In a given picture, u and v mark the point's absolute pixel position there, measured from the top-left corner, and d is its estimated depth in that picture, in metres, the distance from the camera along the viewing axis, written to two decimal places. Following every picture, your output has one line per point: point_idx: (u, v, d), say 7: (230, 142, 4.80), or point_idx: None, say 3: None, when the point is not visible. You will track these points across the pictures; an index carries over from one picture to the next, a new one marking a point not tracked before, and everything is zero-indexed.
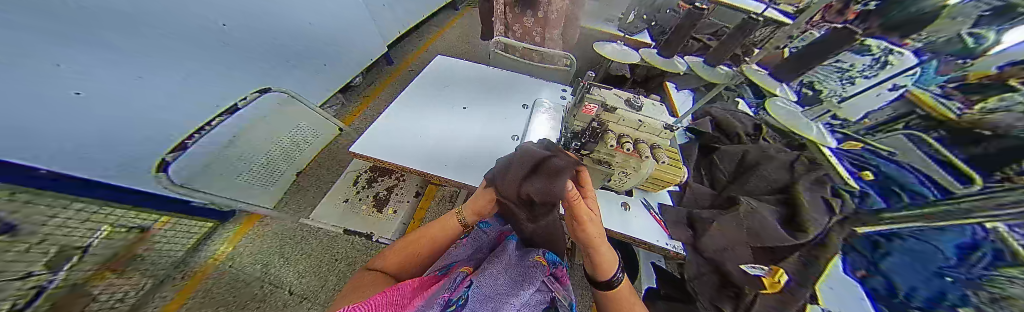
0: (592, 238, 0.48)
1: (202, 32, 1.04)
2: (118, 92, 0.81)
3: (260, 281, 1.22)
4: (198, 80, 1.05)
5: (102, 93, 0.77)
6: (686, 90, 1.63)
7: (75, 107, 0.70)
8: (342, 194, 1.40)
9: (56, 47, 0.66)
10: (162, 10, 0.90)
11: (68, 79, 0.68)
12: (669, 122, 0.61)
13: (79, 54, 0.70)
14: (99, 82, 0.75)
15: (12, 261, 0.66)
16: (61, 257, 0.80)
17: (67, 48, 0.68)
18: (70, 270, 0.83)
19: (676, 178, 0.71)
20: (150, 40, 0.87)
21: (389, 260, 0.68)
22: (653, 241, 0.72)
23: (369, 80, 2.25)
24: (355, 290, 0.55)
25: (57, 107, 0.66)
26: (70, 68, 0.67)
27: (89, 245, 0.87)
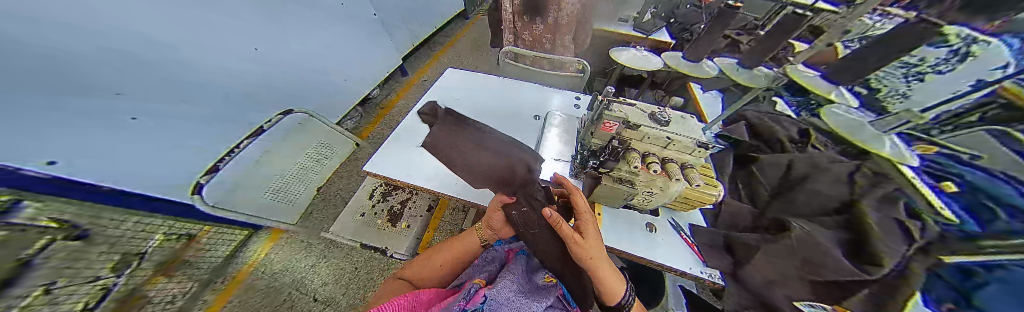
0: (589, 257, 0.48)
1: (240, 57, 1.17)
2: (168, 115, 0.93)
3: (286, 288, 1.28)
4: (234, 100, 1.17)
5: (152, 115, 0.89)
6: (713, 90, 1.49)
7: (123, 128, 0.81)
8: (360, 207, 1.51)
9: (117, 76, 0.78)
10: (209, 39, 1.04)
11: (117, 103, 0.79)
12: (703, 139, 0.53)
13: (137, 82, 0.83)
14: (151, 106, 0.88)
15: (76, 267, 0.74)
16: (122, 263, 0.87)
17: (126, 77, 0.80)
18: (127, 275, 0.90)
19: (710, 199, 0.63)
20: (191, 67, 0.98)
21: (413, 271, 0.73)
22: (687, 270, 0.64)
23: (385, 92, 2.34)
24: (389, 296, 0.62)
25: (102, 127, 0.75)
26: (84, 96, 0.70)
27: (144, 252, 0.94)
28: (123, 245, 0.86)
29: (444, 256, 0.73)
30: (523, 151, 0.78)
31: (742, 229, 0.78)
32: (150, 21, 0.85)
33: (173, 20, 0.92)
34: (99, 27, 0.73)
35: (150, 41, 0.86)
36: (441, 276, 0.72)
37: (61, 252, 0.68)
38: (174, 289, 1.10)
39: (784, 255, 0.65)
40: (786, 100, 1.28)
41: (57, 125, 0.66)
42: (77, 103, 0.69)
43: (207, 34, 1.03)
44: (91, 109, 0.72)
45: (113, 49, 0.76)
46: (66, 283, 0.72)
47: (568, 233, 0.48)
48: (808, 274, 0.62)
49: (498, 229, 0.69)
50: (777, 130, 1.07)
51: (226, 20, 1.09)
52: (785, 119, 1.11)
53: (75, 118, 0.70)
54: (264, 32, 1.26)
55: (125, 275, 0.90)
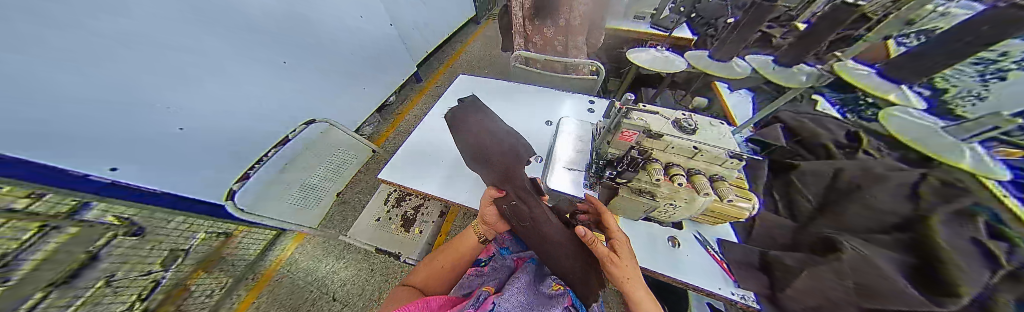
0: (626, 279, 0.46)
1: (273, 70, 1.24)
2: (208, 124, 1.02)
3: (308, 287, 1.35)
4: (268, 110, 1.26)
5: (195, 125, 0.97)
6: (742, 90, 1.39)
7: (168, 137, 0.89)
8: (376, 212, 1.53)
9: (160, 90, 0.85)
10: (246, 53, 1.11)
11: (162, 115, 0.87)
12: (736, 149, 0.48)
13: (180, 96, 0.91)
14: (192, 117, 0.96)
15: (138, 256, 1.04)
16: (169, 257, 1.12)
17: (172, 92, 0.89)
18: (175, 268, 1.13)
19: (739, 212, 0.58)
20: (227, 80, 1.06)
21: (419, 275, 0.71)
22: (716, 290, 0.59)
23: (401, 98, 2.42)
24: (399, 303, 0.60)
25: (148, 137, 0.83)
26: (126, 107, 0.77)
27: (188, 249, 1.18)
28: (168, 243, 1.13)
29: (440, 257, 0.74)
30: (517, 146, 0.80)
31: (778, 245, 0.70)
32: (192, 39, 0.93)
33: (214, 37, 0.99)
34: (143, 46, 0.79)
35: (191, 55, 0.93)
36: (444, 280, 0.71)
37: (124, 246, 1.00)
38: (213, 282, 1.24)
39: (833, 278, 0.56)
40: (830, 99, 1.16)
41: (105, 138, 0.74)
42: (122, 115, 0.77)
43: (244, 49, 1.11)
44: (138, 121, 0.81)
45: (161, 67, 0.85)
46: (125, 275, 1.01)
47: (602, 253, 0.48)
48: (868, 301, 0.51)
49: (493, 224, 0.67)
50: (821, 134, 0.97)
51: (261, 35, 1.16)
52: (831, 121, 1.00)
53: (122, 130, 0.77)
54: (297, 45, 1.34)
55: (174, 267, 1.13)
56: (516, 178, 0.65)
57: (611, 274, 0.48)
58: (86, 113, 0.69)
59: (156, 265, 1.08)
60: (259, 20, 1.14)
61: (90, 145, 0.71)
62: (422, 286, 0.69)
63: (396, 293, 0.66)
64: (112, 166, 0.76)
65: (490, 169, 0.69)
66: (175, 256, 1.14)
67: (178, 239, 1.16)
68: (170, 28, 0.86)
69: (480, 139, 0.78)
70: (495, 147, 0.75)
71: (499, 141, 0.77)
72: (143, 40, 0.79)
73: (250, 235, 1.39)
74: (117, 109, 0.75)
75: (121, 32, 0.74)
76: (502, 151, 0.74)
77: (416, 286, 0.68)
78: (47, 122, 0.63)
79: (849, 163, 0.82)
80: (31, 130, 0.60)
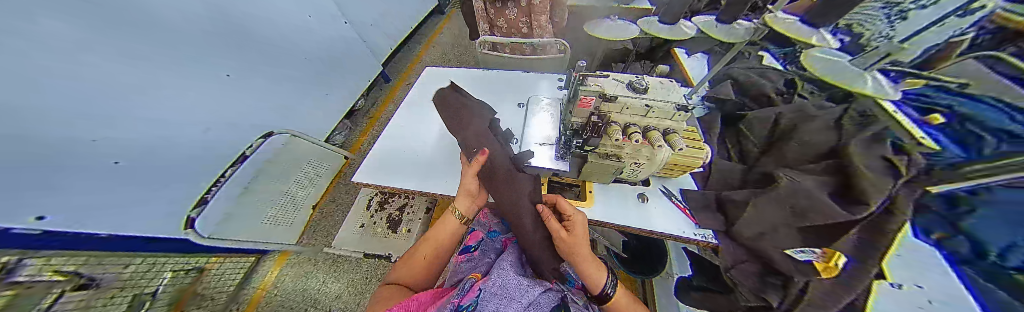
0: (574, 251, 0.57)
1: (216, 84, 1.11)
2: (156, 155, 0.91)
3: (303, 305, 1.33)
4: (222, 131, 1.14)
5: (139, 157, 0.86)
6: (698, 54, 1.49)
7: (109, 175, 0.79)
8: (359, 219, 1.52)
9: (94, 123, 0.74)
10: (176, 68, 0.98)
11: (100, 151, 0.76)
12: (682, 102, 0.52)
13: (119, 126, 0.80)
14: (135, 149, 0.85)
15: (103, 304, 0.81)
16: (135, 305, 0.92)
17: (108, 123, 0.77)
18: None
19: (694, 162, 0.65)
20: (170, 101, 0.95)
21: (402, 272, 0.70)
22: (681, 233, 0.68)
23: (370, 102, 2.30)
24: (383, 302, 0.60)
25: (89, 177, 0.74)
26: (71, 146, 0.69)
27: (156, 290, 1.00)
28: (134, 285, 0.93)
29: (422, 244, 0.73)
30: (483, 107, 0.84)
31: (730, 187, 0.80)
32: (115, 59, 0.80)
33: (136, 52, 0.86)
34: (71, 72, 0.70)
35: (123, 77, 0.82)
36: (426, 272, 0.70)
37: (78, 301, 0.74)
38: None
39: (773, 204, 0.63)
40: (772, 54, 1.27)
41: (43, 184, 0.65)
42: (60, 157, 0.68)
43: (174, 63, 0.97)
44: (74, 162, 0.70)
45: (89, 97, 0.73)
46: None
47: (557, 229, 0.57)
48: (798, 219, 0.59)
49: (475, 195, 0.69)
50: (764, 85, 1.07)
51: (188, 45, 1.02)
52: (773, 71, 1.09)
53: (60, 174, 0.68)
54: (235, 54, 1.20)
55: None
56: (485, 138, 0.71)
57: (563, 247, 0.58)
58: (24, 158, 0.61)
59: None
60: (181, 29, 1.00)
61: (30, 195, 0.63)
62: (407, 283, 0.68)
63: (381, 291, 0.67)
64: (36, 214, 0.63)
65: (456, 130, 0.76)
66: (141, 300, 0.94)
67: (142, 281, 0.96)
68: (87, 48, 0.74)
69: (449, 102, 0.82)
70: (461, 110, 0.78)
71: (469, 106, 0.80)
72: (59, 63, 0.68)
73: (226, 265, 1.32)
74: (51, 151, 0.66)
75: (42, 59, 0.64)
76: (466, 111, 0.78)
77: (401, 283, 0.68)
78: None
79: (787, 107, 0.91)
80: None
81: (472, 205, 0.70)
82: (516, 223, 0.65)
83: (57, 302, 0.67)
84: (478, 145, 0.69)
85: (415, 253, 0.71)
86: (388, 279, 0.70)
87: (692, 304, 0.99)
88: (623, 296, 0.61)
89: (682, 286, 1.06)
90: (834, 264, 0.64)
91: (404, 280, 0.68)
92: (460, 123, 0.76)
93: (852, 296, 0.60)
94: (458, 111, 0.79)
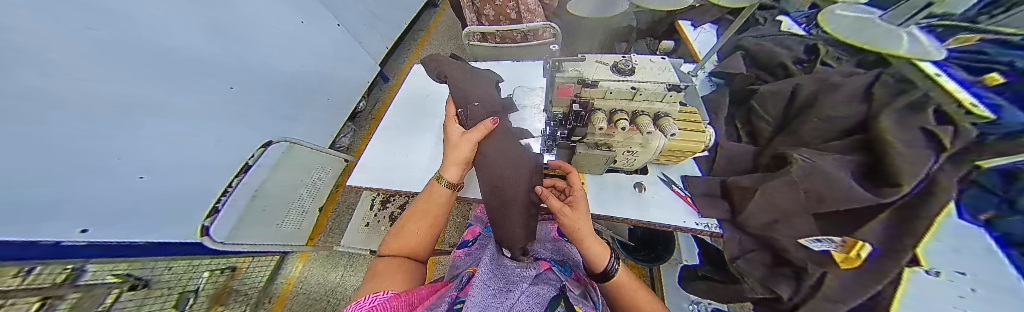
0: (576, 229, 0.49)
1: (223, 98, 1.11)
2: (178, 170, 0.92)
3: (325, 298, 1.48)
4: (233, 141, 1.15)
5: (162, 173, 0.87)
6: (706, 24, 1.37)
7: (136, 190, 0.80)
8: (364, 218, 1.62)
9: (126, 144, 0.76)
10: (187, 86, 0.97)
11: (133, 171, 0.79)
12: (673, 82, 0.47)
13: (141, 142, 0.80)
14: (160, 164, 0.86)
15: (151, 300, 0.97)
16: (181, 300, 1.06)
17: (140, 145, 0.80)
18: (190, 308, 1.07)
19: (696, 146, 0.60)
20: (186, 118, 0.96)
21: (399, 245, 0.58)
22: (681, 223, 0.65)
23: (372, 103, 2.36)
24: (383, 277, 0.49)
25: (132, 196, 0.79)
26: (120, 171, 0.75)
27: (197, 288, 1.13)
28: (175, 287, 1.06)
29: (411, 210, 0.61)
30: (484, 72, 0.89)
31: (740, 172, 0.74)
32: (129, 81, 0.79)
33: (145, 71, 0.84)
34: (103, 95, 0.71)
35: (139, 98, 0.81)
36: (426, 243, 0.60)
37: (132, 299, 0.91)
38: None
39: (786, 189, 0.57)
40: (793, 17, 1.13)
41: (69, 205, 0.64)
42: (99, 178, 0.70)
43: (186, 80, 0.97)
44: (120, 184, 0.76)
45: (116, 121, 0.74)
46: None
47: (558, 206, 0.50)
48: (817, 206, 0.55)
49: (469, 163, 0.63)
50: (780, 54, 0.96)
51: (192, 64, 1.00)
52: (791, 39, 0.98)
53: (91, 193, 0.69)
54: (235, 66, 1.17)
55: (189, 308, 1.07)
56: (489, 101, 0.74)
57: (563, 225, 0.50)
58: (88, 186, 0.68)
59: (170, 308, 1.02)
60: (186, 48, 0.99)
61: (59, 218, 0.63)
62: (409, 255, 0.57)
63: (376, 264, 0.56)
64: (79, 227, 0.66)
65: (459, 88, 0.77)
66: (187, 297, 1.08)
67: (180, 282, 1.09)
68: (107, 74, 0.74)
69: (457, 66, 0.86)
70: (463, 76, 0.82)
71: (469, 73, 0.84)
72: (79, 90, 0.66)
73: (256, 264, 1.46)
74: (88, 172, 0.67)
75: (75, 89, 0.66)
76: (464, 75, 0.82)
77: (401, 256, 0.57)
78: (43, 195, 0.59)
79: (805, 77, 0.81)
80: (30, 208, 0.56)
81: (461, 174, 0.61)
82: (502, 195, 0.58)
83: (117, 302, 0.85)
84: (481, 105, 0.71)
85: (411, 225, 0.59)
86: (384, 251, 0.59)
87: (704, 296, 0.96)
88: (625, 276, 0.54)
89: (686, 277, 1.03)
90: (855, 255, 0.58)
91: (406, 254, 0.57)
92: (462, 88, 0.77)
93: (871, 290, 0.55)
94: (459, 75, 0.82)
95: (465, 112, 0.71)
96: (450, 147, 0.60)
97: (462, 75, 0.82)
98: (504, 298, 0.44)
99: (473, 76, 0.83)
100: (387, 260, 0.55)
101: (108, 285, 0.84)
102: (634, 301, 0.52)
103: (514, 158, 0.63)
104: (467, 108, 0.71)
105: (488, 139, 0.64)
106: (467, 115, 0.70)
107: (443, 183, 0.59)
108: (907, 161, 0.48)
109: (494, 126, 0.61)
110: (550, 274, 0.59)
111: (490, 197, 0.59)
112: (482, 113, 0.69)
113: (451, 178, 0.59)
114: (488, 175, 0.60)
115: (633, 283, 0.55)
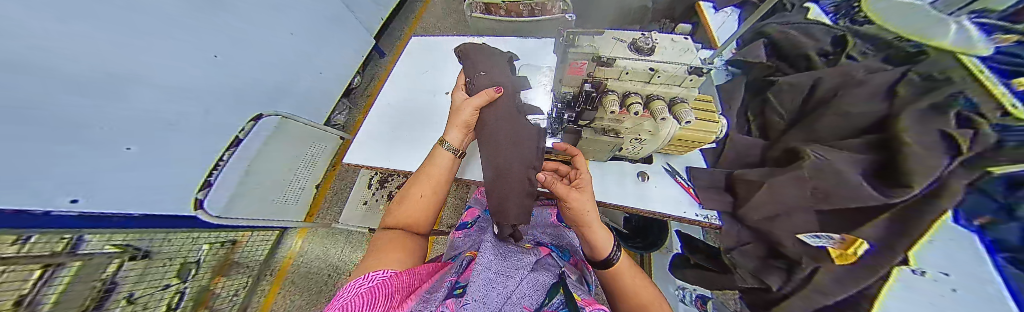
0: (583, 211, 0.49)
1: (207, 68, 1.02)
2: (167, 141, 0.88)
3: (326, 271, 1.55)
4: (223, 112, 1.09)
5: (148, 143, 0.83)
6: (728, 8, 1.29)
7: (120, 160, 0.76)
8: (361, 197, 1.64)
9: (113, 113, 0.71)
10: (170, 54, 0.88)
11: (120, 141, 0.75)
12: (695, 64, 0.43)
13: (130, 113, 0.76)
14: (146, 135, 0.82)
15: (148, 269, 1.07)
16: (182, 271, 1.19)
17: (129, 115, 0.76)
18: (191, 279, 1.22)
19: (708, 137, 0.58)
20: (174, 87, 0.89)
21: (401, 216, 0.56)
22: (682, 214, 0.66)
23: (368, 78, 2.26)
24: (384, 253, 0.47)
25: (114, 165, 0.75)
26: (109, 141, 0.72)
27: (197, 259, 1.24)
28: (175, 258, 1.16)
29: (415, 181, 0.59)
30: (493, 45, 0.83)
31: (746, 165, 0.74)
32: (112, 48, 0.71)
33: (127, 37, 0.75)
34: (89, 62, 0.65)
35: (123, 67, 0.74)
36: (427, 219, 0.58)
37: (134, 267, 1.02)
38: (236, 283, 1.41)
39: (793, 185, 0.56)
40: (822, 5, 1.05)
41: (50, 177, 0.61)
42: (88, 148, 0.67)
43: (171, 46, 0.88)
44: (107, 154, 0.72)
45: (105, 91, 0.69)
46: (144, 285, 1.06)
47: (563, 191, 0.49)
48: (818, 203, 0.55)
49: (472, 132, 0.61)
50: (805, 44, 0.90)
51: (176, 29, 0.90)
52: (818, 27, 0.92)
53: (75, 163, 0.66)
54: (220, 33, 1.06)
55: (191, 278, 1.22)
56: (497, 71, 0.69)
57: (570, 209, 0.49)
58: (74, 157, 0.65)
59: (170, 279, 1.15)
60: (166, 10, 0.87)
61: (38, 191, 0.60)
62: (409, 228, 0.56)
63: (378, 238, 0.54)
64: (70, 197, 0.67)
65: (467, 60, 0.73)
66: (188, 268, 1.21)
67: (181, 253, 1.18)
68: (96, 40, 0.67)
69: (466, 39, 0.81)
70: (472, 47, 0.76)
71: (477, 45, 0.79)
72: (67, 58, 0.61)
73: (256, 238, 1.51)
74: (74, 145, 0.64)
75: (67, 55, 0.61)
76: (471, 46, 0.76)
77: (404, 228, 0.55)
78: (27, 168, 0.56)
79: (829, 70, 0.75)
80: (12, 183, 0.54)
81: (462, 140, 0.60)
82: (502, 167, 0.54)
83: (119, 269, 0.98)
84: (489, 75, 0.67)
85: (412, 192, 0.57)
86: (386, 223, 0.57)
87: (693, 281, 1.01)
88: (624, 263, 0.54)
89: (677, 263, 1.07)
90: (852, 252, 0.58)
91: (408, 226, 0.56)
92: (471, 59, 0.73)
93: (863, 283, 0.57)
94: (468, 46, 0.77)
95: (471, 82, 0.68)
96: (454, 116, 0.59)
97: (471, 47, 0.76)
98: (506, 282, 0.46)
99: (482, 47, 0.77)
100: (390, 234, 0.54)
101: (108, 255, 0.94)
102: (630, 285, 0.53)
103: (518, 131, 0.57)
104: (473, 79, 0.68)
105: (494, 111, 0.61)
106: (474, 85, 0.67)
107: (444, 146, 0.59)
108: (921, 162, 0.46)
109: (499, 95, 0.60)
110: (549, 260, 0.61)
111: (490, 172, 0.55)
112: (488, 83, 0.65)
113: (456, 144, 0.60)
114: (489, 148, 0.57)
115: (632, 270, 0.55)
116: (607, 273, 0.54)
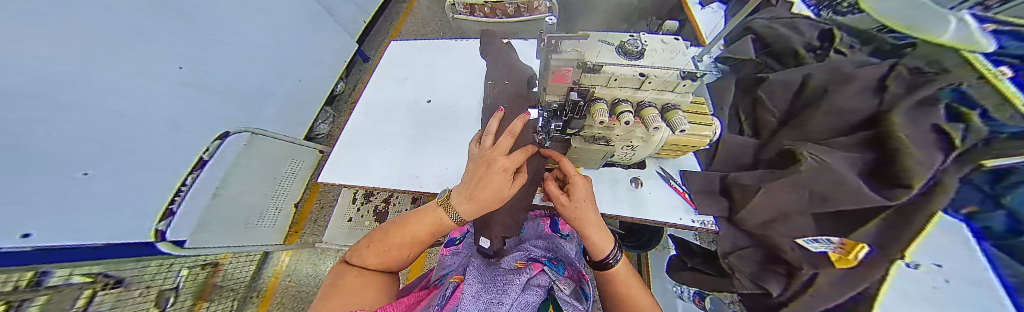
0: (576, 219, 0.47)
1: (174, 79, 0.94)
2: (127, 164, 0.79)
3: (314, 290, 1.48)
4: (189, 129, 0.99)
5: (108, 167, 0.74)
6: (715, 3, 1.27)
7: (77, 188, 0.68)
8: (347, 213, 1.57)
9: (64, 137, 0.63)
10: (133, 66, 0.81)
11: (72, 166, 0.66)
12: (688, 68, 0.39)
13: (81, 134, 0.67)
14: (105, 156, 0.73)
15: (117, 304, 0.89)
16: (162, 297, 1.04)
17: (81, 137, 0.67)
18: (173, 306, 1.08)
19: (699, 140, 0.56)
20: (133, 102, 0.80)
21: (376, 258, 0.44)
22: (679, 220, 0.64)
23: (351, 85, 2.17)
24: (350, 291, 0.38)
25: (67, 194, 0.66)
26: (61, 167, 0.63)
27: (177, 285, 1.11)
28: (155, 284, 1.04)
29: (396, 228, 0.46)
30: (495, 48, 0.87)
31: (739, 167, 0.73)
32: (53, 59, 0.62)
33: (69, 46, 0.66)
34: (38, 79, 0.58)
35: (68, 82, 0.64)
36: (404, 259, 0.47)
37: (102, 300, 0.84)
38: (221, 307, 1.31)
39: (788, 189, 0.55)
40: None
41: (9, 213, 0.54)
42: (44, 179, 0.60)
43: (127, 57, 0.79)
44: (61, 183, 0.64)
45: (53, 111, 0.61)
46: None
47: (557, 197, 0.47)
48: (817, 206, 0.53)
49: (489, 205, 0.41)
50: (791, 39, 0.90)
51: (138, 37, 0.83)
52: (804, 20, 0.90)
53: (31, 195, 0.58)
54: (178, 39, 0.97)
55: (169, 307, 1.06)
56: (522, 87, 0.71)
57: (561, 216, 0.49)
58: (28, 189, 0.57)
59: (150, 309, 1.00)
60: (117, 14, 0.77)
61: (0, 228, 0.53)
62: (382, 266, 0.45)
63: (338, 275, 0.44)
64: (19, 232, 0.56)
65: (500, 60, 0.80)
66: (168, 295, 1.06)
67: (157, 279, 1.06)
68: (44, 53, 0.60)
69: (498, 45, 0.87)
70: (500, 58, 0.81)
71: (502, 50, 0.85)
72: (15, 76, 0.54)
73: (238, 259, 1.42)
74: (33, 172, 0.57)
75: (23, 80, 0.55)
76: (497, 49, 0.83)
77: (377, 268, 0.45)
78: None
79: (817, 65, 0.74)
80: None
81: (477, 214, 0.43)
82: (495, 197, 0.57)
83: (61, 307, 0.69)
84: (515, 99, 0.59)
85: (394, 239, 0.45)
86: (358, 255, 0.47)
87: (689, 284, 0.99)
88: (625, 269, 0.50)
89: (675, 265, 1.04)
90: (852, 256, 0.58)
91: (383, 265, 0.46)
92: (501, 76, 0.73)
93: (863, 285, 0.56)
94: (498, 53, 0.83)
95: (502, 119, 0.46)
96: (477, 181, 0.38)
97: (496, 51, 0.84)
98: (495, 303, 0.43)
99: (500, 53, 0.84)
100: (354, 270, 0.44)
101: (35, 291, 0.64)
102: (626, 289, 0.49)
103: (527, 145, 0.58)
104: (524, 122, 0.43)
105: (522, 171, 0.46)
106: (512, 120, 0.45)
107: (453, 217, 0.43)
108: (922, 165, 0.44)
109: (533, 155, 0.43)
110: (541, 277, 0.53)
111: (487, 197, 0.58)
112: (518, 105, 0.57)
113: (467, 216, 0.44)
114: None
115: (630, 277, 0.51)
116: (602, 273, 0.51)
